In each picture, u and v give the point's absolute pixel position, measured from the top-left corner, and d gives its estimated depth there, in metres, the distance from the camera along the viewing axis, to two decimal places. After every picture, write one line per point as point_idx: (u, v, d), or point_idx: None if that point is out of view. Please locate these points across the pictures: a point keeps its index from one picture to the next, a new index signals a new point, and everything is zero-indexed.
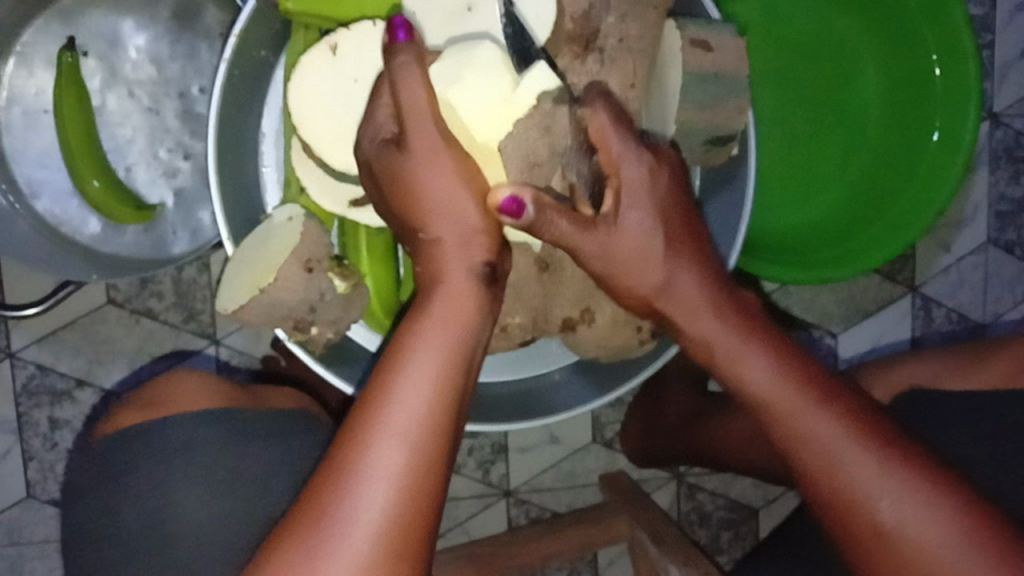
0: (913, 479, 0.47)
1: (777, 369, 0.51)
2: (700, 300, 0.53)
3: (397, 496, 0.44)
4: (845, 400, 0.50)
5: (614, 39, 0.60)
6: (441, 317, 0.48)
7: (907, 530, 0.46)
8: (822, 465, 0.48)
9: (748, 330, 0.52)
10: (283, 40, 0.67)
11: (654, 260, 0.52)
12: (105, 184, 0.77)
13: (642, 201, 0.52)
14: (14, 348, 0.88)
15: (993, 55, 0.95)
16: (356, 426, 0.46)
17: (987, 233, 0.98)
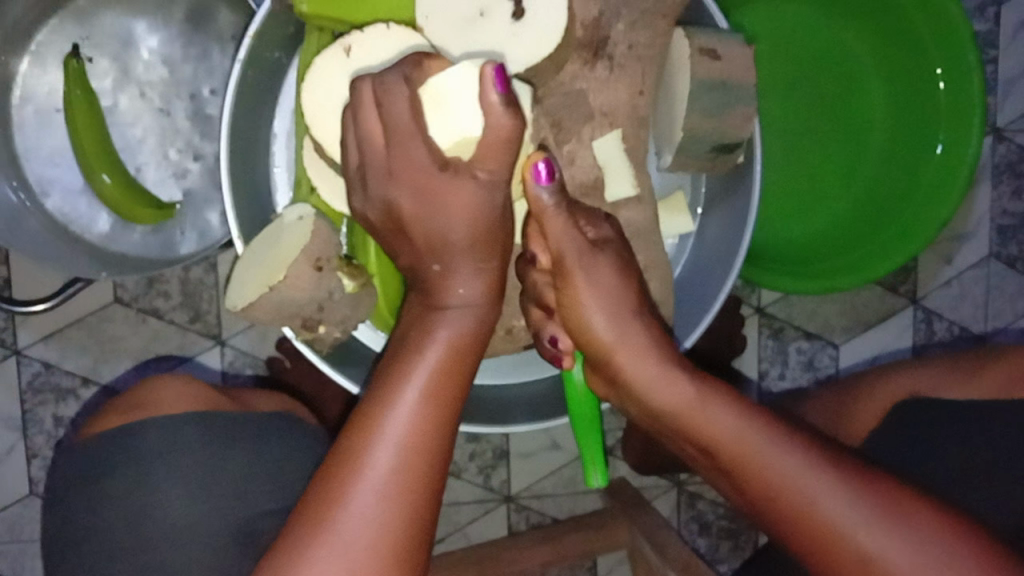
0: (883, 507, 0.47)
1: (736, 409, 0.52)
2: (651, 344, 0.56)
3: (396, 502, 0.46)
4: (804, 437, 0.51)
5: (623, 47, 0.61)
6: (443, 328, 0.51)
7: (882, 555, 0.46)
8: (791, 499, 0.48)
9: (701, 381, 0.54)
10: (296, 43, 0.67)
11: (606, 301, 0.57)
12: (116, 179, 0.78)
13: (610, 241, 0.60)
14: (21, 345, 0.89)
15: (996, 71, 0.95)
16: (353, 435, 0.48)
17: (989, 247, 0.98)
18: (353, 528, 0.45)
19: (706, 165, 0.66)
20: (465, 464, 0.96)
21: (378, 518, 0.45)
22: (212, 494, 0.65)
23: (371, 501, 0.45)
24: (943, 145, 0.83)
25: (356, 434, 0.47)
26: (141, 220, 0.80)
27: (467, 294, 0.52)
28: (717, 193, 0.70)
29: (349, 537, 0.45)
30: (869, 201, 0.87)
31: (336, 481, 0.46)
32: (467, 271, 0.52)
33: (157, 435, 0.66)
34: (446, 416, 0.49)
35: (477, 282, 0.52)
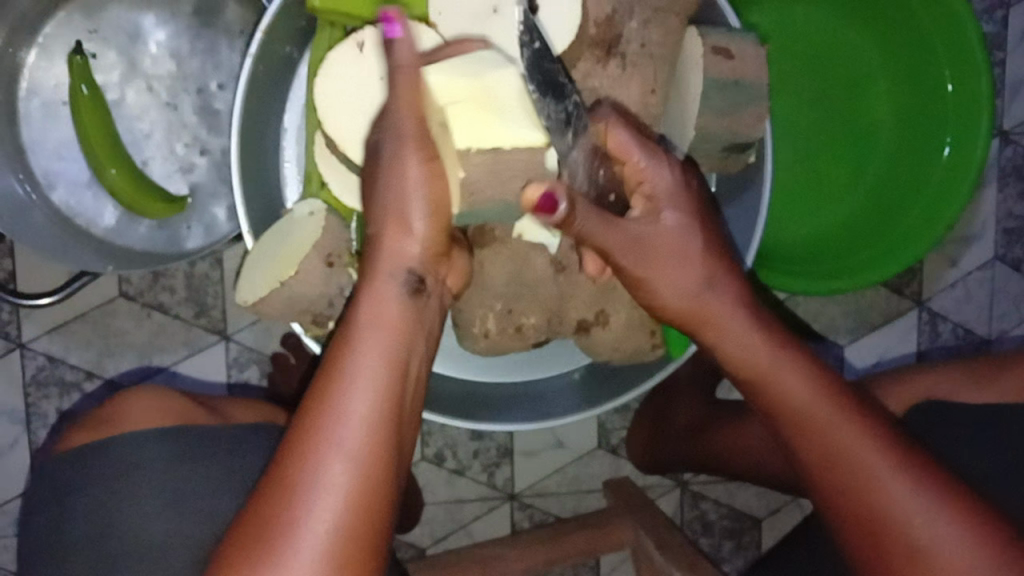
0: (944, 498, 0.49)
1: (818, 383, 0.52)
2: (737, 307, 0.54)
3: (345, 513, 0.44)
4: (877, 423, 0.51)
5: (636, 45, 0.61)
6: (372, 323, 0.48)
7: (936, 550, 0.48)
8: (858, 481, 0.50)
9: (783, 345, 0.54)
10: (307, 37, 0.67)
11: (693, 259, 0.54)
12: (123, 170, 0.77)
13: (678, 203, 0.55)
14: (25, 338, 0.88)
15: (1004, 73, 0.95)
16: (301, 438, 0.45)
17: (994, 250, 0.98)
18: (302, 540, 0.43)
19: (716, 164, 0.66)
20: (469, 462, 0.96)
21: (326, 531, 0.44)
22: (218, 491, 0.65)
23: (319, 512, 0.44)
24: (949, 148, 0.82)
25: (301, 438, 0.45)
26: (149, 212, 0.79)
27: (397, 298, 0.49)
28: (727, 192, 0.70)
29: (300, 548, 0.43)
30: (875, 203, 0.87)
31: (287, 483, 0.45)
32: (396, 271, 0.50)
33: (158, 438, 0.66)
34: (387, 426, 0.46)
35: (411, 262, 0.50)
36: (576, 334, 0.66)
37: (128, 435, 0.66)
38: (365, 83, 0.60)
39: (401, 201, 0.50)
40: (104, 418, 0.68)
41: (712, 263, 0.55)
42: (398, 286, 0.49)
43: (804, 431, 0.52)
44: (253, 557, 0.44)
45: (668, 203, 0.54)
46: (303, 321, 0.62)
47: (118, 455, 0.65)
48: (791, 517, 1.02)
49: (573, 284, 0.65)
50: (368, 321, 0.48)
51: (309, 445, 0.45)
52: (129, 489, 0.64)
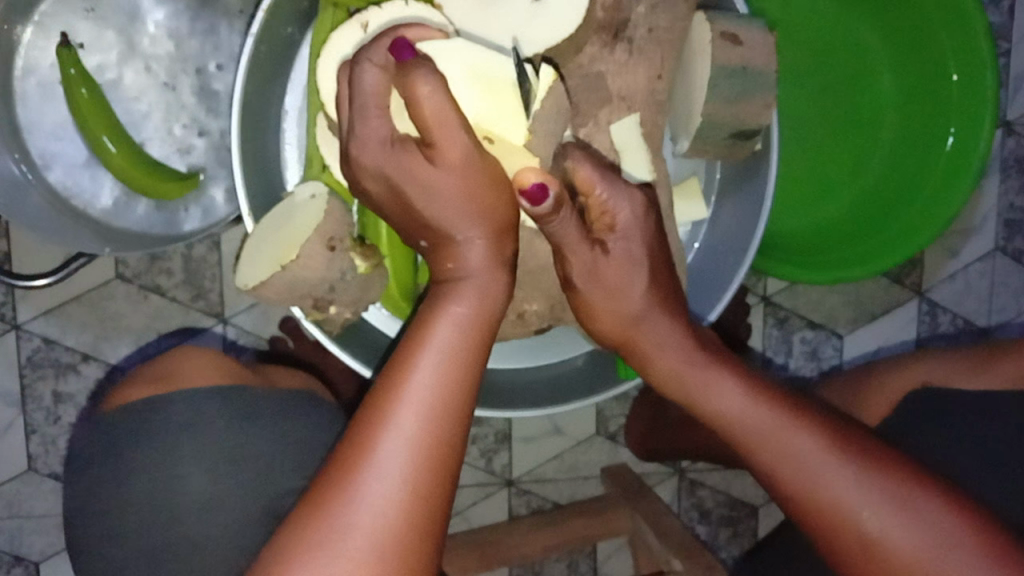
0: (896, 487, 0.48)
1: (750, 394, 0.51)
2: (671, 332, 0.54)
3: (416, 469, 0.44)
4: (819, 419, 0.51)
5: (644, 29, 0.61)
6: (458, 296, 0.49)
7: (893, 543, 0.47)
8: (803, 483, 0.49)
9: (713, 361, 0.54)
10: (310, 18, 0.66)
11: (636, 288, 0.53)
12: (121, 147, 0.76)
13: (632, 234, 0.54)
14: (20, 320, 0.88)
15: (1009, 63, 0.95)
16: (375, 403, 0.46)
17: (995, 241, 0.98)
18: (371, 496, 0.43)
19: (722, 152, 0.65)
20: (467, 448, 0.96)
21: (395, 490, 0.44)
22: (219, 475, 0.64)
23: (389, 470, 0.44)
24: (953, 139, 0.82)
25: (377, 402, 0.46)
26: (159, 194, 0.78)
27: (483, 261, 0.50)
28: (731, 180, 0.70)
29: (368, 506, 0.43)
30: (878, 193, 0.87)
31: (362, 445, 0.45)
32: (487, 241, 0.50)
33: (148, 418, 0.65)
34: (462, 389, 0.47)
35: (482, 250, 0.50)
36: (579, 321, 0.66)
37: (175, 398, 0.65)
38: None
39: (450, 199, 0.48)
40: (147, 380, 0.68)
41: (655, 287, 0.54)
42: (477, 259, 0.49)
43: (745, 438, 0.51)
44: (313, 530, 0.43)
45: (621, 240, 0.53)
46: (303, 306, 0.62)
47: (155, 422, 0.65)
48: None
49: None
50: (452, 291, 0.49)
51: (379, 409, 0.45)
52: (166, 457, 0.64)
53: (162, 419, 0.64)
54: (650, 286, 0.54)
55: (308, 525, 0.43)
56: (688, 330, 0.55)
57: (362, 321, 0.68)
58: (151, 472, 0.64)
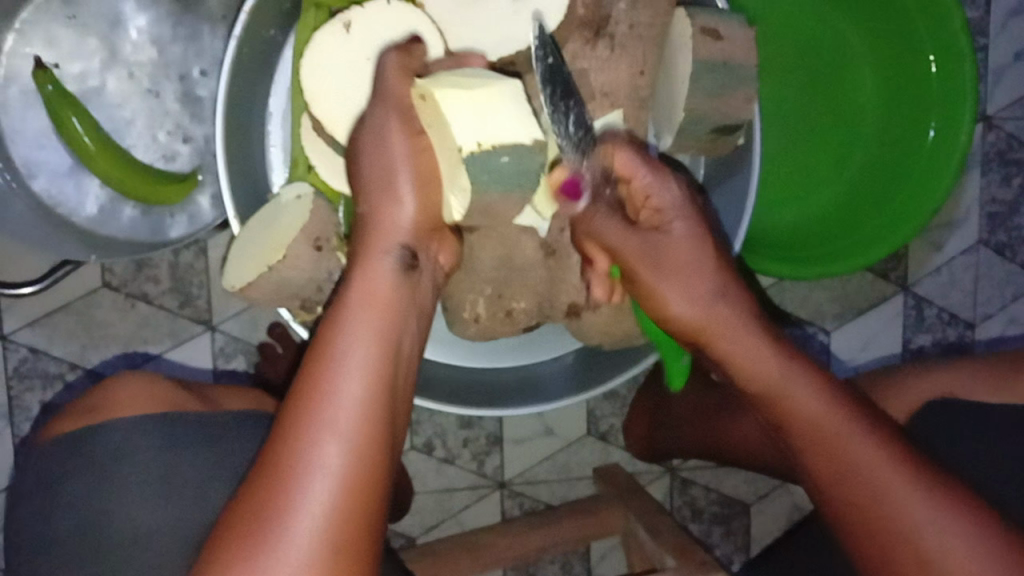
0: (959, 511, 0.46)
1: (823, 395, 0.50)
2: (747, 325, 0.52)
3: (344, 487, 0.44)
4: (890, 434, 0.49)
5: (625, 26, 0.61)
6: (362, 309, 0.48)
7: (953, 565, 0.45)
8: (868, 493, 0.47)
9: (790, 355, 0.51)
10: (292, 20, 0.67)
11: (702, 271, 0.53)
12: (99, 143, 0.75)
13: (688, 216, 0.55)
14: (6, 331, 0.87)
15: (987, 58, 0.96)
16: (293, 419, 0.45)
17: (978, 234, 0.99)
18: (299, 518, 0.43)
19: (706, 146, 0.66)
20: (458, 450, 0.96)
21: (327, 507, 0.43)
22: (187, 492, 0.64)
23: (317, 487, 0.43)
24: (934, 131, 0.82)
25: (295, 416, 0.45)
26: (160, 199, 0.78)
27: (390, 275, 0.50)
28: (715, 175, 0.70)
29: (298, 527, 0.42)
30: (861, 187, 0.87)
31: (286, 460, 0.44)
32: (389, 247, 0.51)
33: (107, 438, 0.65)
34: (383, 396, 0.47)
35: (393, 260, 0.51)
36: (567, 318, 0.67)
37: (132, 417, 0.66)
38: (355, 66, 0.60)
39: (389, 175, 0.52)
40: (98, 403, 0.68)
41: (718, 271, 0.53)
42: (390, 267, 0.50)
43: (811, 436, 0.49)
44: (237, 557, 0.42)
45: (678, 216, 0.55)
46: (291, 307, 0.62)
47: (113, 441, 0.65)
48: (781, 501, 1.02)
49: (564, 270, 0.65)
50: (358, 299, 0.49)
51: (297, 428, 0.45)
52: (126, 477, 0.64)
53: (122, 437, 0.65)
54: (716, 271, 0.53)
55: (236, 546, 0.43)
56: (760, 325, 0.53)
57: None
58: (122, 487, 0.64)
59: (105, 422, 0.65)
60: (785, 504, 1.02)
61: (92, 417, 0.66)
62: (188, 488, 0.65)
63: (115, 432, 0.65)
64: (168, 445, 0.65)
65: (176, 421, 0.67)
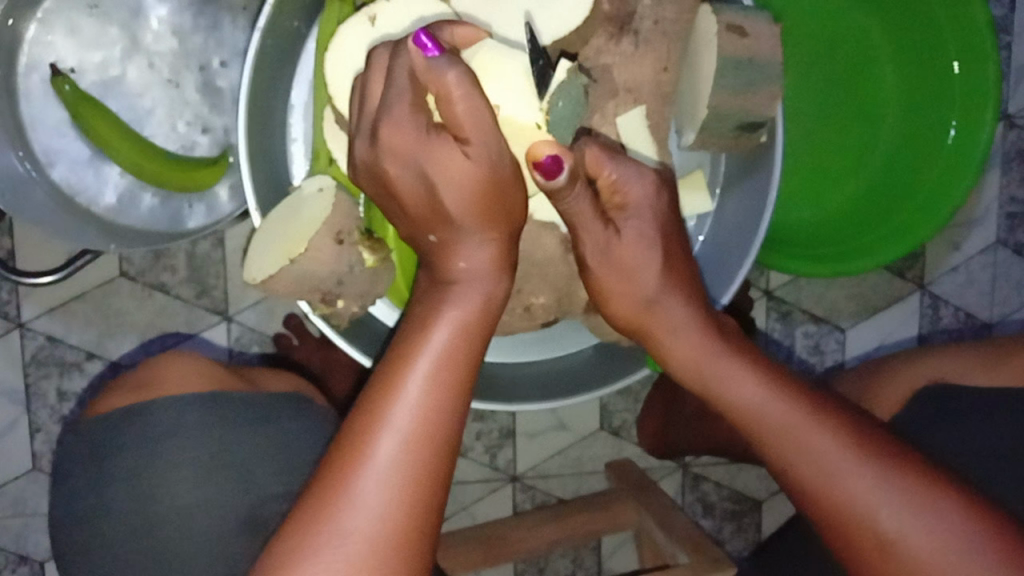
0: (919, 492, 0.47)
1: (761, 381, 0.52)
2: (688, 317, 0.55)
3: (411, 476, 0.45)
4: (845, 418, 0.50)
5: (649, 22, 0.61)
6: (449, 297, 0.49)
7: (913, 545, 0.46)
8: (820, 481, 0.49)
9: (733, 348, 0.54)
10: (315, 12, 0.67)
11: (646, 274, 0.55)
12: (117, 130, 0.75)
13: (642, 214, 0.55)
14: (25, 318, 0.88)
15: (1010, 56, 0.95)
16: (367, 405, 0.46)
17: (997, 234, 0.98)
18: (354, 505, 0.44)
19: (728, 144, 0.65)
20: (471, 443, 0.96)
21: (391, 493, 0.44)
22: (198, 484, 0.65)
23: (375, 475, 0.44)
24: (956, 130, 0.81)
25: (374, 400, 0.46)
26: (179, 184, 0.77)
27: (482, 274, 0.50)
28: (736, 172, 0.69)
29: (352, 514, 0.44)
30: (880, 185, 0.87)
31: (359, 442, 0.45)
32: (479, 240, 0.50)
33: (125, 426, 0.65)
34: (455, 396, 0.47)
35: (482, 252, 0.50)
36: (587, 311, 0.66)
37: (148, 404, 0.66)
38: None
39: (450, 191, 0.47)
40: (117, 392, 0.68)
41: (674, 276, 0.56)
42: (484, 261, 0.50)
43: (757, 427, 0.51)
44: (303, 533, 0.44)
45: (634, 216, 0.55)
46: (311, 300, 0.62)
47: (130, 429, 0.65)
48: (793, 498, 1.01)
49: None
50: (446, 294, 0.49)
51: (368, 414, 0.46)
52: (143, 464, 0.64)
53: (139, 424, 0.65)
54: (661, 269, 0.55)
55: (298, 524, 0.44)
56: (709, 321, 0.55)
57: (368, 315, 0.68)
58: (138, 475, 0.64)
59: (155, 397, 0.66)
60: (798, 502, 1.01)
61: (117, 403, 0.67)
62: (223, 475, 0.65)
63: (131, 419, 0.65)
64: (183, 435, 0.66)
65: (226, 399, 0.67)
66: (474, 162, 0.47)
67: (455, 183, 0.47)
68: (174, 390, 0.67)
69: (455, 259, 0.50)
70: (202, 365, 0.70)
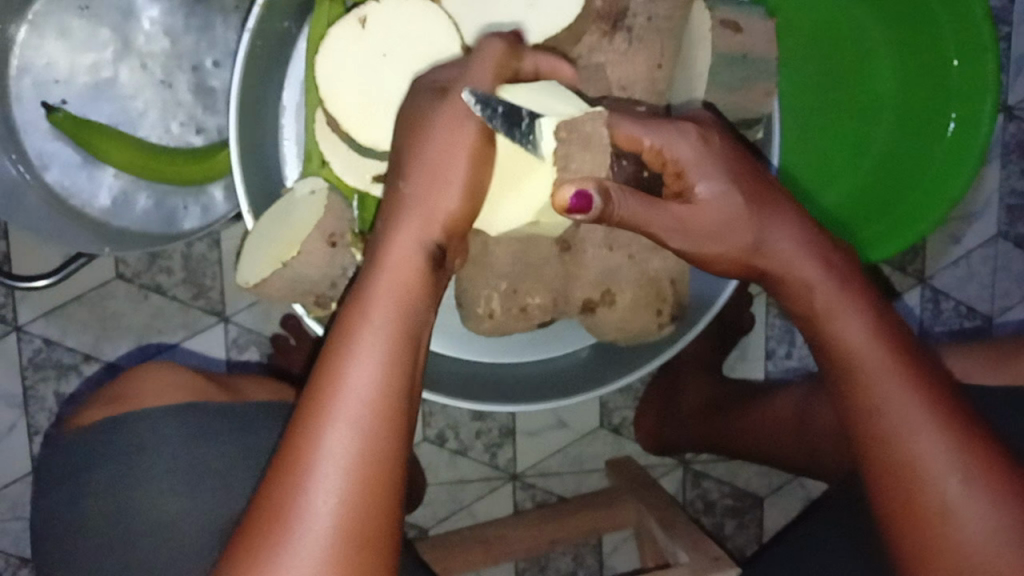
0: (983, 469, 0.47)
1: (873, 332, 0.50)
2: (801, 249, 0.52)
3: (353, 478, 0.45)
4: (932, 382, 0.49)
5: (642, 18, 0.59)
6: (386, 291, 0.48)
7: (969, 519, 0.46)
8: (900, 431, 0.48)
9: (849, 284, 0.52)
10: (305, 12, 0.66)
11: (734, 231, 0.51)
12: (105, 134, 0.74)
13: (710, 170, 0.51)
14: (21, 322, 0.88)
15: (1010, 47, 0.94)
16: (309, 408, 0.46)
17: (997, 227, 0.98)
18: (308, 517, 0.44)
19: None
20: (471, 442, 0.96)
21: (334, 504, 0.44)
22: (195, 488, 0.64)
23: (322, 484, 0.44)
24: (954, 123, 0.81)
25: (310, 401, 0.47)
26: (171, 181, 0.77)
27: (415, 262, 0.49)
28: None
29: (307, 525, 0.44)
30: (876, 183, 0.86)
31: (301, 445, 0.45)
32: (422, 238, 0.50)
33: (122, 427, 0.66)
34: (397, 395, 0.47)
35: (419, 247, 0.50)
36: (582, 313, 0.65)
37: (142, 409, 0.66)
38: (368, 61, 0.59)
39: (441, 170, 0.50)
40: (115, 397, 0.69)
41: (766, 212, 0.52)
42: (412, 253, 0.49)
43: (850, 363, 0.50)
44: (263, 543, 0.44)
45: (699, 170, 0.51)
46: (305, 303, 0.62)
47: (129, 434, 0.65)
48: (794, 495, 1.01)
49: (578, 266, 0.64)
50: (381, 288, 0.48)
51: (313, 419, 0.46)
52: (139, 468, 0.64)
53: (134, 430, 0.65)
54: (750, 214, 0.51)
55: (253, 538, 0.45)
56: (823, 258, 0.52)
57: None
58: (134, 479, 0.64)
59: (138, 407, 0.66)
60: (798, 498, 1.01)
61: (111, 408, 0.67)
62: (218, 478, 0.65)
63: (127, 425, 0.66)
64: (177, 438, 0.66)
65: (206, 409, 0.68)
66: (441, 139, 0.50)
67: (450, 156, 0.50)
68: (165, 398, 0.67)
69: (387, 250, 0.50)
70: (185, 374, 0.71)
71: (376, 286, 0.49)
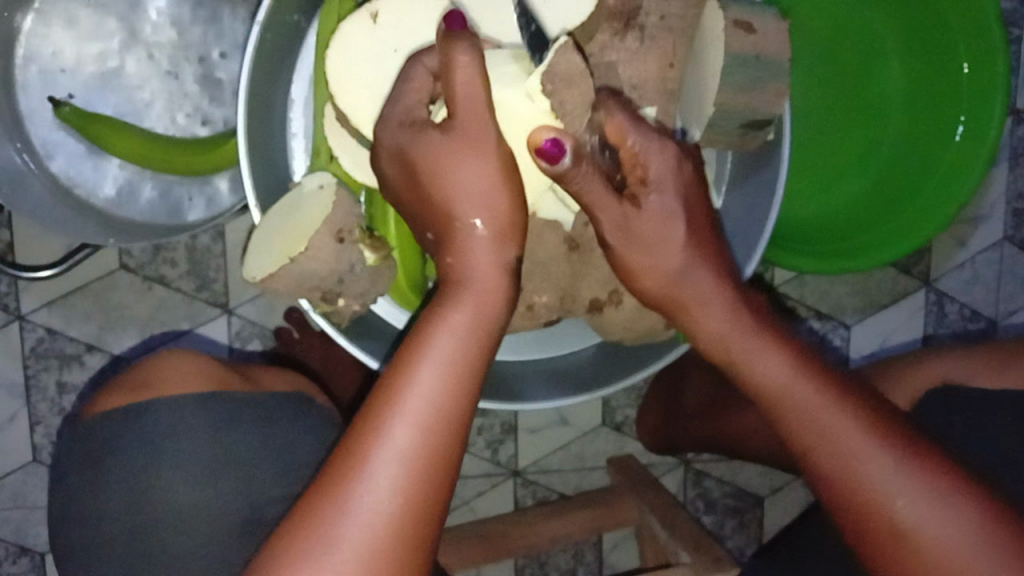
0: (936, 483, 0.47)
1: (793, 366, 0.50)
2: (714, 291, 0.52)
3: (411, 476, 0.45)
4: (866, 407, 0.49)
5: (655, 17, 0.61)
6: (469, 300, 0.48)
7: (927, 537, 0.46)
8: (839, 464, 0.48)
9: (755, 325, 0.52)
10: (315, 5, 0.66)
11: (670, 249, 0.52)
12: (110, 124, 0.74)
13: (663, 184, 0.52)
14: (24, 311, 0.87)
15: (1020, 50, 0.94)
16: (374, 405, 0.46)
17: (1003, 231, 0.97)
18: (360, 511, 0.44)
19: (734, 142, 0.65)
20: (473, 438, 0.95)
21: (388, 500, 0.44)
22: (201, 482, 0.64)
23: (378, 480, 0.44)
24: (963, 127, 0.80)
25: (370, 418, 0.46)
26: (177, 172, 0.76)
27: (493, 266, 0.49)
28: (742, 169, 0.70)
29: (356, 519, 0.44)
30: (884, 185, 0.85)
31: (362, 438, 0.45)
32: (503, 244, 0.50)
33: (135, 418, 0.65)
34: (463, 399, 0.46)
35: (492, 253, 0.49)
36: (589, 313, 0.65)
37: (157, 400, 0.66)
38: (381, 57, 0.59)
39: (496, 174, 0.50)
40: (129, 387, 0.68)
41: (696, 247, 0.52)
42: (487, 259, 0.49)
43: (774, 402, 0.50)
44: (310, 534, 0.44)
45: (654, 187, 0.51)
46: (311, 299, 0.62)
47: (136, 426, 0.65)
48: (795, 494, 1.01)
49: (586, 265, 0.63)
50: (458, 292, 0.48)
51: (376, 415, 0.45)
52: (147, 461, 0.64)
53: (141, 422, 0.65)
54: (685, 243, 0.52)
55: (304, 527, 0.44)
56: (734, 294, 0.52)
57: (370, 313, 0.68)
58: (138, 473, 0.64)
59: (155, 398, 0.66)
60: (798, 499, 1.01)
61: (126, 397, 0.67)
62: (224, 473, 0.65)
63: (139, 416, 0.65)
64: (187, 430, 0.65)
65: (226, 399, 0.67)
66: (469, 145, 0.49)
67: (479, 167, 0.50)
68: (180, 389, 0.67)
69: (463, 255, 0.49)
70: (202, 363, 0.70)
71: (454, 290, 0.49)
